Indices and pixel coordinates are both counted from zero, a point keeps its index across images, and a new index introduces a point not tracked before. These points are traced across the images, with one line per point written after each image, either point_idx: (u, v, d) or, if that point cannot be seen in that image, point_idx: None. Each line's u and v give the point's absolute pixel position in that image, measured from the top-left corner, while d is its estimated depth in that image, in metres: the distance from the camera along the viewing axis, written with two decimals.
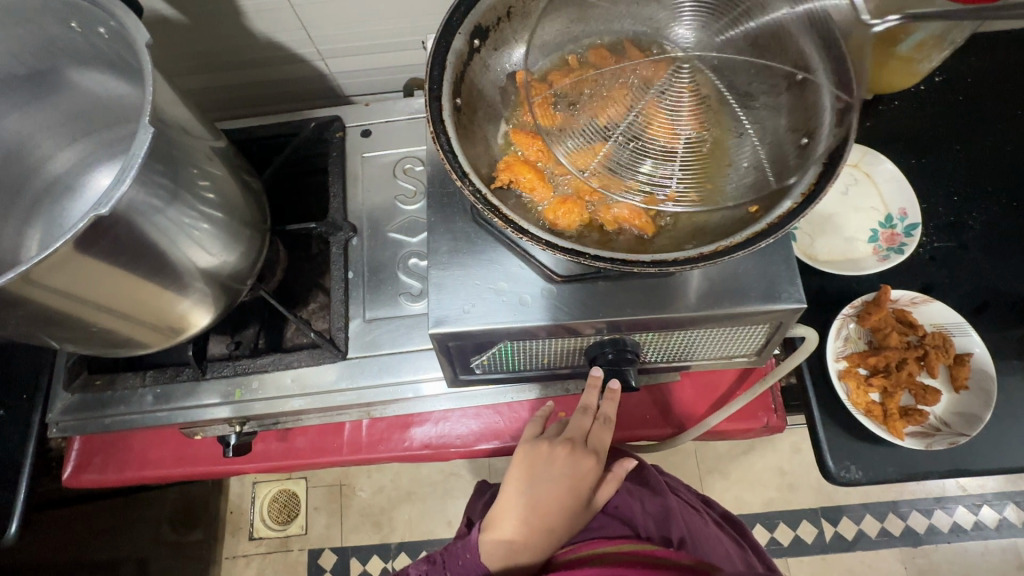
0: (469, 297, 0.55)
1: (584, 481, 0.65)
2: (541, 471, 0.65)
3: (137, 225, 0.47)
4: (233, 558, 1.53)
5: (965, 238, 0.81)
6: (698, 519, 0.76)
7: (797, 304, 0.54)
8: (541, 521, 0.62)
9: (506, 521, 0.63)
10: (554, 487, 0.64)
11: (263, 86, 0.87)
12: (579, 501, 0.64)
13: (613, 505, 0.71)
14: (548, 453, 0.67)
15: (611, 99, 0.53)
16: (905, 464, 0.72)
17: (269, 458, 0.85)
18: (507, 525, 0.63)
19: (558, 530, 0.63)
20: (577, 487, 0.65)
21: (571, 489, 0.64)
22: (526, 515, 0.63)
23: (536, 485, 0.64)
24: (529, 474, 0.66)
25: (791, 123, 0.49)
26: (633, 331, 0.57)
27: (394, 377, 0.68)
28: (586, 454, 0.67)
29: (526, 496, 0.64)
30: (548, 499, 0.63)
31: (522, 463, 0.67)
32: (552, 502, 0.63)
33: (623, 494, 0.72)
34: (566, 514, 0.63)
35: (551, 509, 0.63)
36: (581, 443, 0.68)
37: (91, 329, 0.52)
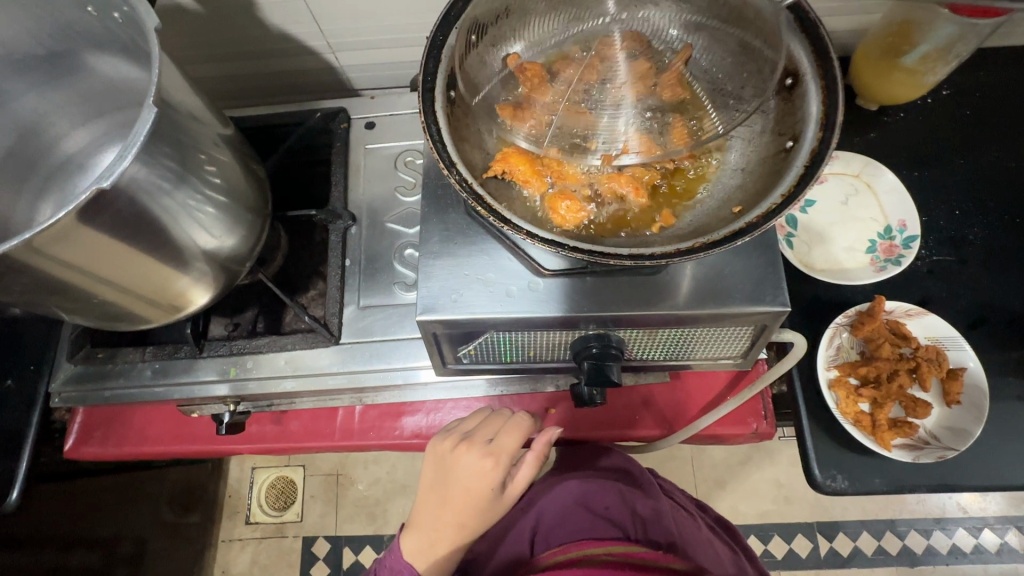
0: (457, 286, 0.57)
1: (488, 476, 0.66)
2: (444, 471, 0.68)
3: (139, 201, 0.48)
4: (228, 541, 1.56)
5: (964, 252, 0.81)
6: (690, 525, 0.76)
7: (781, 307, 0.54)
8: (450, 516, 0.65)
9: (423, 518, 0.67)
10: (457, 484, 0.66)
11: (274, 76, 0.89)
12: (486, 496, 0.66)
13: (602, 506, 0.70)
14: (449, 455, 0.69)
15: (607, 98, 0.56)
16: (892, 476, 0.72)
17: (263, 439, 0.86)
18: (422, 526, 0.67)
19: (469, 523, 0.65)
20: (481, 482, 0.66)
21: (474, 485, 0.66)
22: (435, 510, 0.67)
23: (446, 485, 0.67)
24: (435, 474, 0.69)
25: (778, 127, 0.49)
26: (618, 327, 0.58)
27: (385, 363, 0.70)
28: (484, 452, 0.67)
29: (436, 496, 0.67)
30: (450, 496, 0.66)
31: (430, 465, 0.70)
32: (456, 499, 0.66)
33: (613, 496, 0.71)
34: (473, 508, 0.65)
35: (460, 506, 0.65)
36: (482, 441, 0.69)
37: (94, 302, 0.55)
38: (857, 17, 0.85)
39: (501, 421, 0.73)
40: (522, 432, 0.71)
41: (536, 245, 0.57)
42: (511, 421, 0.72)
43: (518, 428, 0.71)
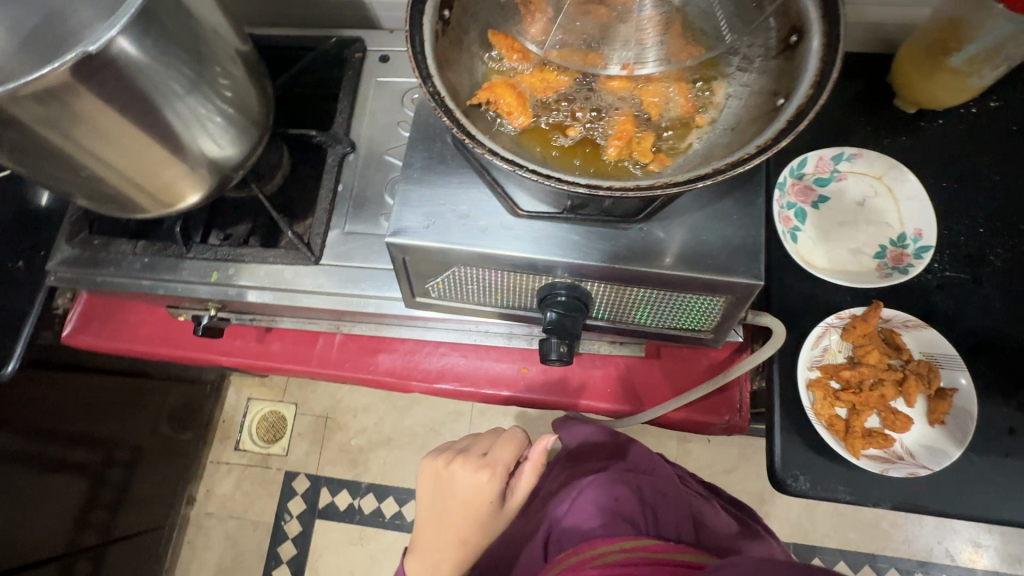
0: (431, 214, 0.56)
1: (484, 490, 0.69)
2: (444, 486, 0.72)
3: (131, 78, 0.50)
4: (217, 463, 1.63)
5: (981, 272, 0.76)
6: (707, 507, 0.74)
7: (754, 280, 0.52)
8: (452, 532, 0.69)
9: (425, 538, 0.71)
10: (456, 502, 0.70)
11: (306, 6, 0.91)
12: (485, 510, 0.69)
13: (610, 497, 0.64)
14: (444, 471, 0.73)
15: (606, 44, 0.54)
16: (857, 486, 0.69)
17: (244, 354, 0.89)
18: (427, 546, 0.71)
19: (471, 539, 0.69)
20: (477, 499, 0.68)
21: (472, 498, 0.69)
22: (438, 528, 0.70)
23: (444, 502, 0.71)
24: (434, 492, 0.73)
25: (774, 87, 0.47)
26: (587, 278, 0.57)
27: (359, 290, 0.70)
28: (480, 464, 0.71)
29: (438, 515, 0.71)
30: (449, 512, 0.70)
31: (428, 483, 0.74)
32: (455, 514, 0.69)
33: (619, 485, 0.66)
34: (474, 523, 0.69)
35: (460, 520, 0.69)
36: (476, 457, 0.73)
37: (83, 177, 0.57)
38: (905, 12, 0.81)
39: (496, 438, 0.77)
40: (515, 446, 0.75)
41: (516, 184, 0.56)
42: (505, 436, 0.77)
43: (512, 443, 0.75)
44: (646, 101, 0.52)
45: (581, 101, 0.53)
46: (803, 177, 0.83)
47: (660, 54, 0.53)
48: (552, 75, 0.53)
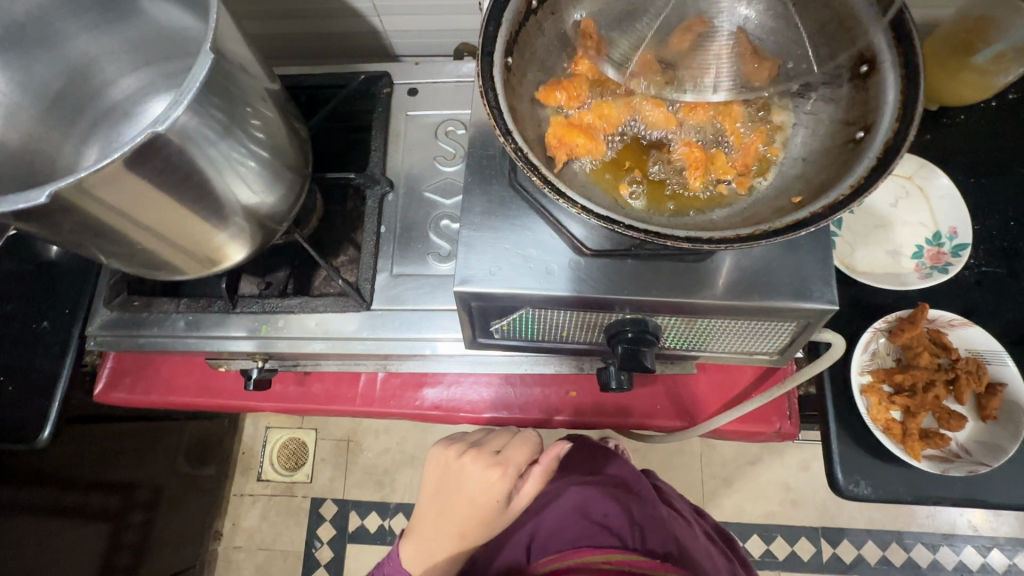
0: (497, 260, 0.56)
1: (491, 489, 0.67)
2: (451, 479, 0.70)
3: (188, 150, 0.49)
4: (240, 496, 1.60)
5: (1016, 265, 0.78)
6: (687, 529, 0.78)
7: (828, 304, 0.52)
8: (451, 525, 0.68)
9: (423, 527, 0.70)
10: (462, 497, 0.68)
11: (323, 37, 0.90)
12: (490, 510, 0.67)
13: (601, 513, 0.69)
14: (454, 462, 0.71)
15: None
16: (915, 486, 0.70)
17: (285, 399, 0.88)
18: (424, 533, 0.70)
19: (470, 534, 0.68)
20: (486, 497, 0.67)
21: (477, 497, 0.67)
22: (438, 518, 0.69)
23: (450, 493, 0.69)
24: (439, 482, 0.71)
25: (846, 116, 0.47)
26: (656, 312, 0.56)
27: (414, 332, 0.70)
28: (491, 462, 0.69)
29: (439, 507, 0.69)
30: (452, 505, 0.68)
31: (433, 471, 0.73)
32: (459, 508, 0.68)
33: (611, 503, 0.71)
34: (476, 520, 0.67)
35: (466, 517, 0.67)
36: (490, 451, 0.71)
37: (136, 249, 0.56)
38: (924, 12, 0.82)
39: (509, 436, 0.75)
40: (529, 447, 0.72)
41: (579, 222, 0.55)
42: (520, 436, 0.74)
43: (526, 443, 0.73)
44: (740, 152, 0.51)
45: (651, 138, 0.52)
46: None
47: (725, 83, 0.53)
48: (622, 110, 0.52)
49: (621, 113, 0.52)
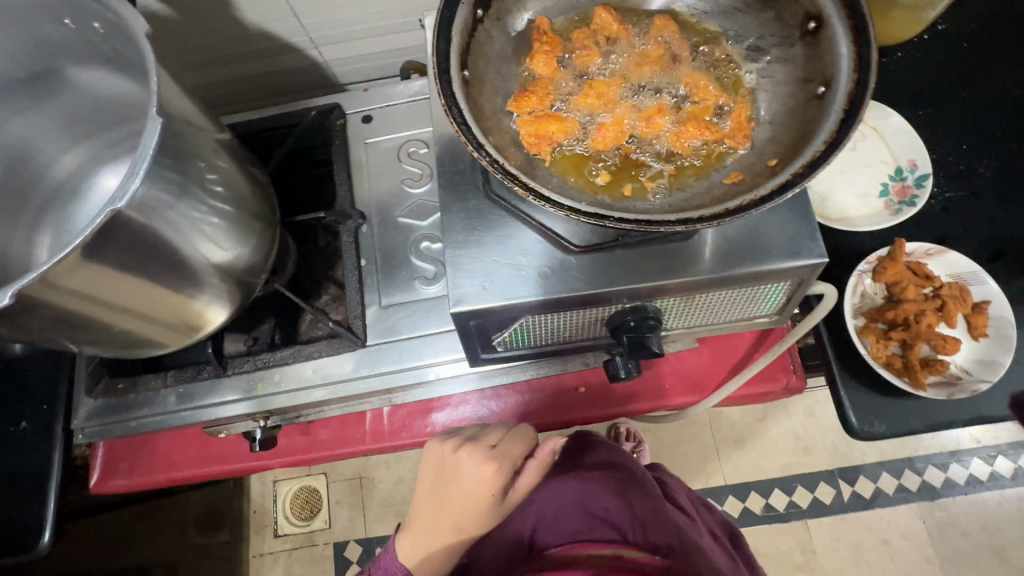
0: (488, 274, 0.55)
1: (486, 484, 0.66)
2: (447, 475, 0.68)
3: (149, 220, 0.47)
4: (260, 556, 1.55)
5: (977, 185, 0.80)
6: (690, 522, 0.82)
7: (819, 259, 0.53)
8: (448, 518, 0.68)
9: (418, 523, 0.72)
10: (459, 491, 0.67)
11: (262, 78, 0.88)
12: (488, 502, 0.67)
13: (602, 507, 0.77)
14: (450, 457, 0.69)
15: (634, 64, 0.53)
16: (926, 415, 0.72)
17: (293, 452, 0.86)
18: (421, 530, 0.71)
19: (467, 526, 0.68)
20: (483, 491, 0.66)
21: (474, 491, 0.66)
22: (434, 513, 0.69)
23: (445, 487, 0.68)
24: (436, 476, 0.70)
25: (804, 74, 0.48)
26: (655, 296, 0.56)
27: (415, 360, 0.69)
28: (486, 456, 0.67)
29: (435, 502, 0.70)
30: (450, 499, 0.68)
31: (431, 466, 0.71)
32: (457, 503, 0.68)
33: (612, 496, 0.78)
34: (473, 514, 0.67)
35: (463, 510, 0.67)
36: (485, 445, 0.69)
37: (112, 332, 0.55)
38: None
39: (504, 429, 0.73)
40: (523, 441, 0.71)
41: (562, 222, 0.55)
42: (514, 429, 0.73)
43: (521, 437, 0.72)
44: (709, 131, 0.50)
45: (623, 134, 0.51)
46: None
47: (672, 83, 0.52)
48: (596, 100, 0.52)
49: (594, 97, 0.52)
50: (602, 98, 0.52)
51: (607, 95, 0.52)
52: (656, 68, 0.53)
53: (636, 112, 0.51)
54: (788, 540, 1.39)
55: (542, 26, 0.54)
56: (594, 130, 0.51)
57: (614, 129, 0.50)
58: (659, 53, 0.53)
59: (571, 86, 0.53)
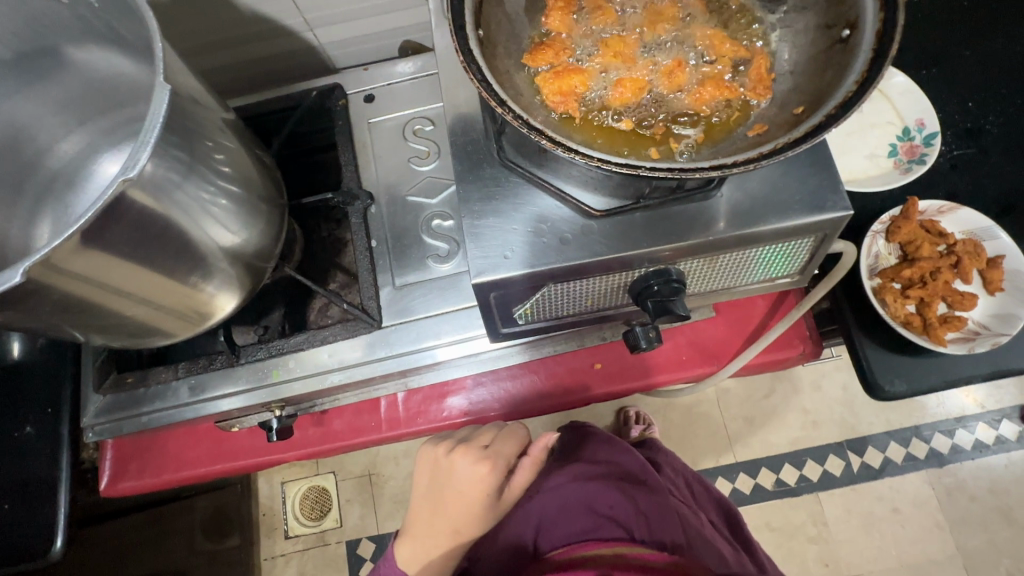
0: (508, 243, 0.54)
1: (481, 484, 0.68)
2: (441, 478, 0.70)
3: (157, 198, 0.46)
4: (272, 558, 1.53)
5: (984, 142, 0.80)
6: (693, 519, 0.82)
7: (844, 211, 0.52)
8: (445, 522, 0.69)
9: (416, 527, 0.71)
10: (455, 493, 0.69)
11: (256, 64, 0.86)
12: (486, 501, 0.69)
13: (605, 505, 0.76)
14: (443, 459, 0.71)
15: (651, 22, 0.52)
16: (946, 371, 0.72)
17: (308, 443, 0.85)
18: (420, 535, 0.71)
19: (464, 529, 0.69)
20: (479, 492, 0.68)
21: (469, 491, 0.68)
22: (432, 516, 0.70)
23: (440, 490, 0.70)
24: (431, 480, 0.71)
25: (826, 20, 0.47)
26: (679, 259, 0.55)
27: (434, 339, 0.67)
28: (480, 456, 0.70)
29: (433, 505, 0.70)
30: (445, 502, 0.69)
31: (426, 469, 0.73)
32: (453, 504, 0.69)
33: (615, 494, 0.78)
34: (469, 515, 0.69)
35: (460, 512, 0.69)
36: (479, 446, 0.72)
37: (121, 319, 0.53)
38: None
39: (497, 430, 0.77)
40: (517, 440, 0.75)
41: (582, 189, 0.55)
42: (507, 430, 0.77)
43: (514, 435, 0.75)
44: (731, 87, 0.49)
45: (643, 94, 0.50)
46: None
47: (691, 41, 0.51)
48: (614, 58, 0.51)
49: (610, 57, 0.51)
50: (619, 55, 0.51)
51: (625, 54, 0.51)
52: (673, 25, 0.52)
53: (655, 70, 0.50)
54: (801, 514, 1.39)
55: None
56: (614, 88, 0.50)
57: (632, 87, 0.50)
58: (673, 12, 0.52)
59: (585, 46, 0.52)
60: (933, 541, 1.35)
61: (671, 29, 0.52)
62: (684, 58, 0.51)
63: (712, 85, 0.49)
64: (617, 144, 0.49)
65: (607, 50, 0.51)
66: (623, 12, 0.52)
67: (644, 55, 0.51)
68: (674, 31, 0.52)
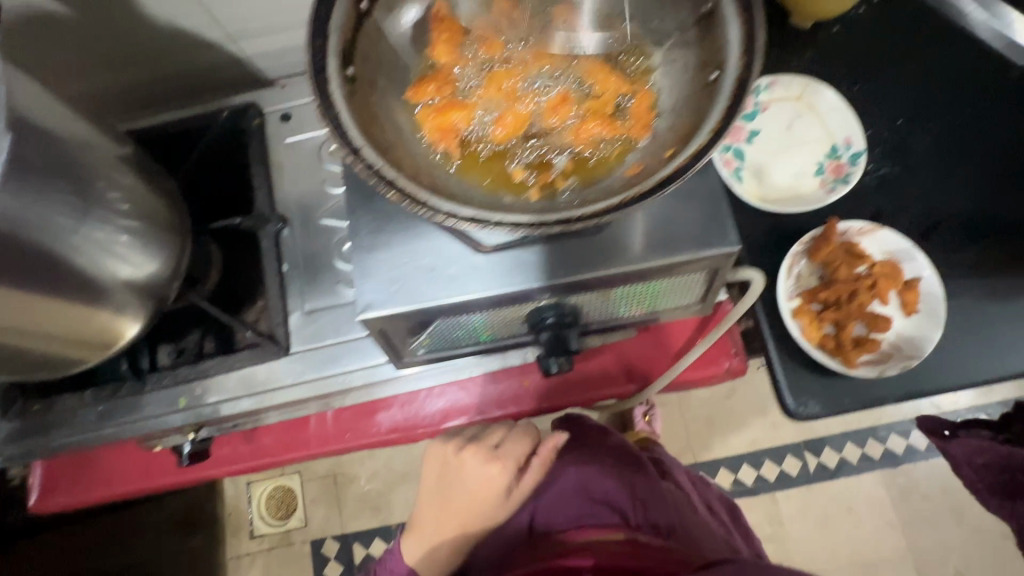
0: (396, 279, 0.54)
1: (490, 483, 0.72)
2: (450, 476, 0.73)
3: (26, 243, 0.45)
4: (236, 558, 1.47)
5: (910, 160, 0.79)
6: (688, 503, 0.79)
7: (730, 247, 0.53)
8: (454, 517, 0.72)
9: (422, 523, 0.74)
10: (467, 491, 0.72)
11: (183, 76, 0.85)
12: (494, 499, 0.72)
13: (601, 490, 0.74)
14: (452, 457, 0.74)
15: (540, 53, 0.51)
16: (862, 393, 0.72)
17: (237, 460, 0.85)
18: (426, 530, 0.74)
19: (472, 525, 0.73)
20: (487, 492, 0.71)
21: (480, 490, 0.71)
22: (439, 513, 0.73)
23: (449, 489, 0.73)
24: (439, 478, 0.74)
25: (703, 59, 0.46)
26: (572, 292, 0.55)
27: (341, 367, 0.67)
28: (490, 457, 0.73)
29: (442, 502, 0.73)
30: (454, 499, 0.73)
31: (433, 468, 0.75)
32: (460, 502, 0.73)
33: (611, 479, 0.76)
34: (478, 513, 0.72)
35: (470, 509, 0.72)
36: (490, 445, 0.74)
37: (10, 355, 0.53)
38: None
39: (506, 429, 0.78)
40: (528, 440, 0.76)
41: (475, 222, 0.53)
42: (518, 427, 0.78)
43: (521, 435, 0.76)
44: (614, 123, 0.49)
45: (525, 130, 0.50)
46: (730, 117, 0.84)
47: (578, 72, 0.51)
48: (499, 91, 0.50)
49: (494, 92, 0.50)
50: (503, 89, 0.50)
51: (509, 87, 0.50)
52: (562, 57, 0.51)
53: (540, 105, 0.50)
54: (757, 514, 1.42)
55: (439, 14, 0.51)
56: (495, 124, 0.50)
57: (515, 123, 0.50)
58: (563, 43, 0.51)
59: (470, 79, 0.51)
60: (885, 539, 1.38)
61: (561, 60, 0.51)
62: (569, 91, 0.50)
63: (595, 121, 0.49)
64: (497, 181, 0.49)
65: (491, 84, 0.50)
66: (512, 43, 0.52)
67: (529, 89, 0.51)
68: (563, 63, 0.51)
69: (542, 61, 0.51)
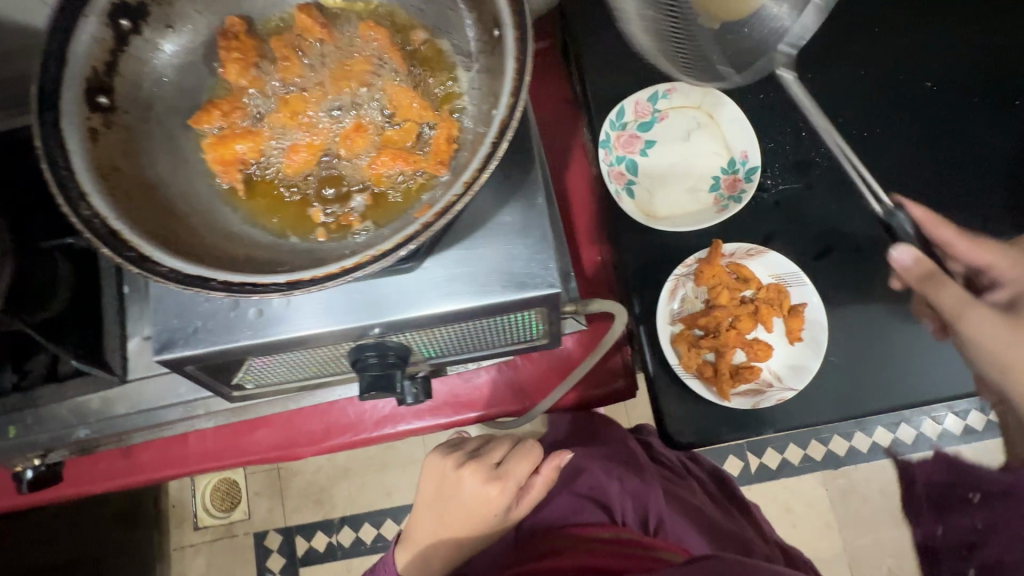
0: (195, 317, 0.49)
1: (487, 504, 0.69)
2: (448, 490, 0.71)
3: None
4: (180, 549, 1.38)
5: (812, 176, 0.76)
6: (675, 490, 0.85)
7: (551, 289, 0.50)
8: (449, 528, 0.72)
9: (420, 530, 0.74)
10: (460, 507, 0.70)
11: None
12: (490, 516, 0.70)
13: (587, 487, 0.77)
14: (452, 472, 0.71)
15: (343, 75, 0.46)
16: (739, 423, 0.70)
17: (112, 476, 0.82)
18: (422, 535, 0.74)
19: (468, 537, 0.72)
20: (482, 510, 0.69)
21: (476, 508, 0.69)
22: (438, 524, 0.72)
23: (446, 503, 0.71)
24: (437, 490, 0.72)
25: (493, 91, 0.42)
26: (391, 332, 0.52)
27: (183, 395, 0.67)
28: (490, 477, 0.69)
29: (436, 513, 0.72)
30: (452, 513, 0.71)
31: (431, 480, 0.73)
32: (457, 516, 0.71)
33: (605, 480, 0.77)
34: (476, 525, 0.71)
35: (459, 522, 0.71)
36: (488, 465, 0.70)
37: None
38: None
39: (509, 445, 0.74)
40: (533, 458, 0.72)
41: None
42: (521, 445, 0.73)
43: (527, 451, 0.72)
44: (414, 155, 0.45)
45: (318, 161, 0.46)
46: (626, 126, 0.79)
47: (383, 96, 0.46)
48: (295, 119, 0.46)
49: (288, 119, 0.46)
50: (297, 116, 0.46)
51: (304, 114, 0.46)
52: (365, 80, 0.46)
53: (337, 134, 0.46)
54: None
55: (234, 34, 0.47)
56: (286, 156, 0.46)
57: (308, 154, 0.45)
58: (366, 66, 0.47)
59: (265, 105, 0.47)
60: None
61: (366, 81, 0.46)
62: (369, 118, 0.46)
63: (391, 154, 0.44)
64: (288, 220, 0.45)
65: (284, 110, 0.46)
66: (314, 64, 0.47)
67: (325, 116, 0.46)
68: (368, 85, 0.46)
69: (345, 84, 0.46)
